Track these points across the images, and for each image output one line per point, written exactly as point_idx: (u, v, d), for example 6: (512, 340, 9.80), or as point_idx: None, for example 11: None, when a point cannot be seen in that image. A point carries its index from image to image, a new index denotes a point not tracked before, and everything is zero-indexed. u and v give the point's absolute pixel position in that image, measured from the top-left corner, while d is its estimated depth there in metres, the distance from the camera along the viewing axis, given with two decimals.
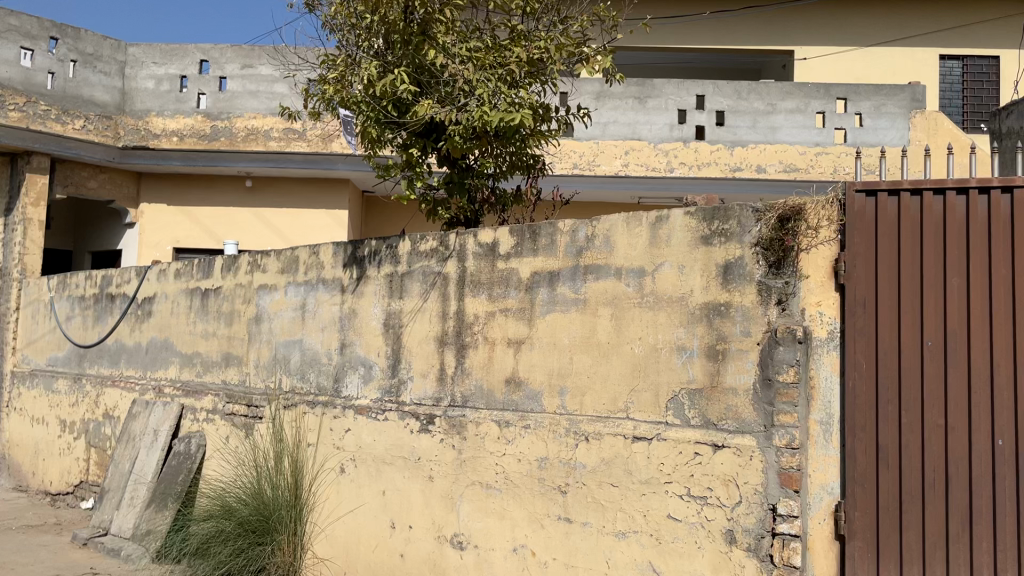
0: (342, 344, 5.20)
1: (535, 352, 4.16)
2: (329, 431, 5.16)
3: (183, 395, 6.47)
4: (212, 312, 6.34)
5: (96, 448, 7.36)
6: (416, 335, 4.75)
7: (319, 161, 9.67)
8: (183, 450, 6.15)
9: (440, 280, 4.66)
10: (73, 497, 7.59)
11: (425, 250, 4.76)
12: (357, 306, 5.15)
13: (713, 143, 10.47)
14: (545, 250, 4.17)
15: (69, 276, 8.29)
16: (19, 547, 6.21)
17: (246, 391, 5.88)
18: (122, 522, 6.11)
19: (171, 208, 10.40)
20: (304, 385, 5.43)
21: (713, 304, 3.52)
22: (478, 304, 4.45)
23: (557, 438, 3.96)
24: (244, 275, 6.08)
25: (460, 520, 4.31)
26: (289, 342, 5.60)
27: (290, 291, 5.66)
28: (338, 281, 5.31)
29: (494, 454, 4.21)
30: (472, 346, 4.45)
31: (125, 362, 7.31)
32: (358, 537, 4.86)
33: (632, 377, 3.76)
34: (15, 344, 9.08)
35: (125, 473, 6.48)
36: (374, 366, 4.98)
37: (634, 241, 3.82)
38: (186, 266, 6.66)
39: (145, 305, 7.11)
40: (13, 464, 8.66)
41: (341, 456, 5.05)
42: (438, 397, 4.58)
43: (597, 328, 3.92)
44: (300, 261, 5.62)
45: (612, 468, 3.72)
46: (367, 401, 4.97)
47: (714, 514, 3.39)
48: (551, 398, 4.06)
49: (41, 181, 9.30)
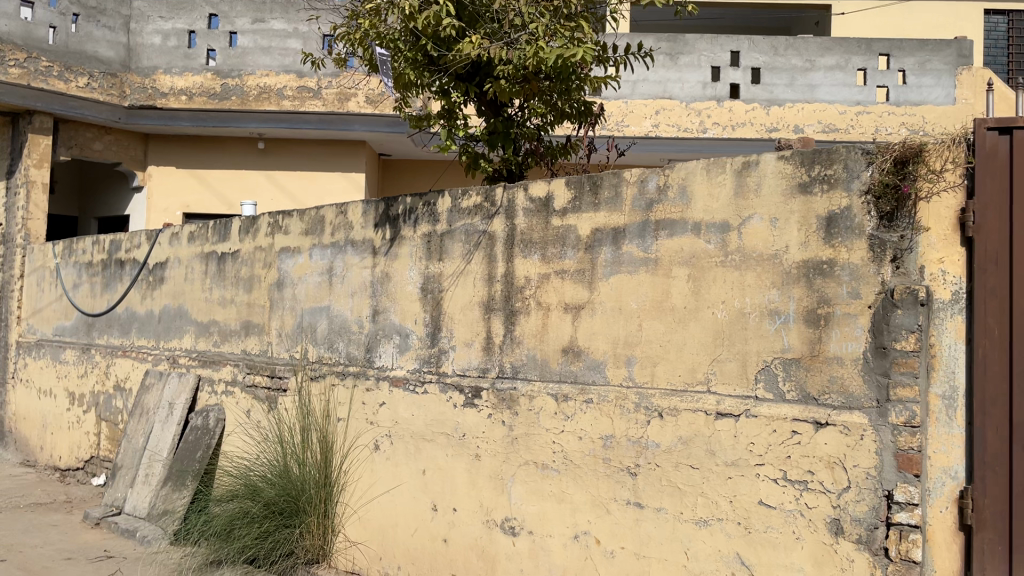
0: (375, 311, 4.78)
1: (596, 318, 3.71)
2: (361, 405, 4.75)
3: (199, 365, 6.05)
4: (230, 278, 5.91)
5: (107, 422, 6.98)
6: (458, 301, 4.32)
7: (335, 122, 9.32)
8: (200, 424, 5.72)
9: (485, 240, 4.21)
10: (83, 474, 7.23)
11: (468, 206, 4.31)
12: (390, 270, 4.71)
13: (749, 102, 9.95)
14: (610, 204, 3.70)
15: (76, 241, 7.86)
16: (28, 527, 5.83)
17: (268, 361, 5.46)
18: (137, 501, 5.75)
19: (181, 171, 9.94)
20: (332, 354, 5.02)
21: (813, 262, 3.08)
22: (530, 266, 4.00)
23: (625, 414, 3.52)
24: (264, 238, 5.64)
25: (512, 503, 3.89)
26: (315, 309, 5.17)
27: (315, 254, 5.23)
28: (369, 242, 4.87)
29: (550, 430, 3.78)
30: (523, 311, 4.02)
31: (136, 332, 6.90)
32: (395, 520, 4.45)
33: (713, 346, 3.32)
34: (20, 314, 8.68)
35: (139, 449, 6.10)
36: (411, 334, 4.56)
37: (715, 192, 3.37)
38: (201, 229, 6.23)
39: (157, 271, 6.68)
40: (20, 438, 8.30)
41: (375, 432, 4.65)
42: (484, 369, 4.15)
43: (671, 291, 3.47)
44: (326, 222, 5.18)
45: (691, 448, 3.30)
46: (402, 372, 4.56)
47: (816, 502, 2.97)
48: (616, 369, 3.62)
49: (43, 142, 8.82)
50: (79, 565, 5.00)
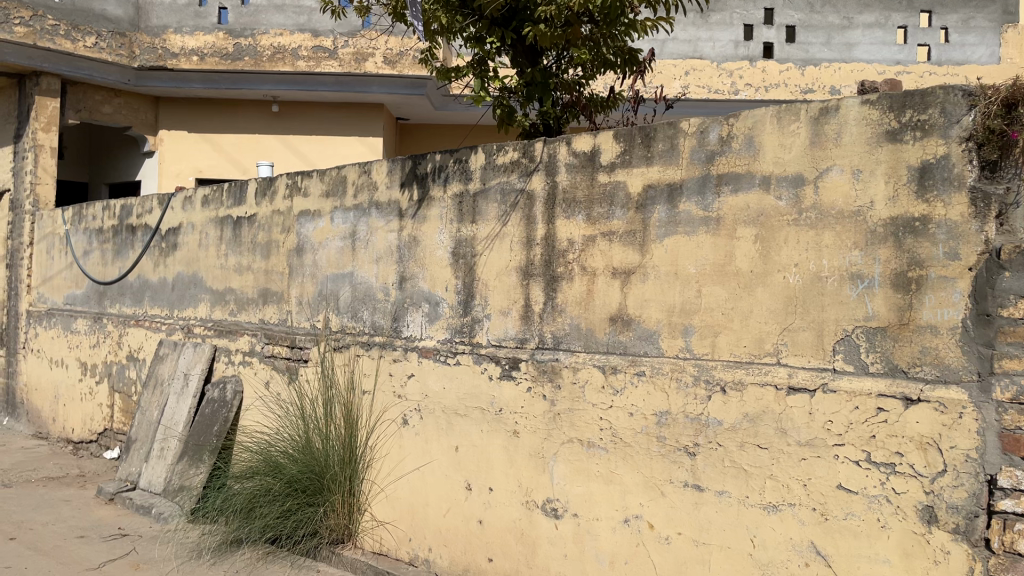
0: (402, 277, 4.47)
1: (648, 284, 3.38)
2: (388, 377, 4.45)
3: (216, 335, 5.77)
4: (246, 243, 5.61)
5: (120, 394, 6.73)
6: (493, 266, 3.99)
7: (352, 84, 8.99)
8: (217, 396, 5.45)
9: (523, 199, 3.87)
10: (97, 447, 7.00)
11: (505, 163, 3.96)
12: (419, 233, 4.39)
13: (783, 62, 9.51)
14: (665, 157, 3.36)
15: (86, 206, 7.56)
16: (39, 503, 5.60)
17: (288, 330, 5.17)
18: (152, 476, 5.53)
19: (193, 135, 9.60)
20: (356, 324, 4.72)
21: (902, 219, 2.74)
22: (573, 228, 3.66)
23: (682, 388, 3.21)
24: (282, 201, 5.33)
25: (554, 484, 3.59)
26: (337, 275, 4.87)
27: (336, 218, 4.91)
28: (396, 203, 4.54)
29: (597, 406, 3.46)
30: (566, 277, 3.68)
31: (149, 301, 6.63)
32: (425, 499, 4.17)
33: (784, 314, 2.99)
34: (30, 282, 8.42)
35: (153, 422, 5.85)
36: (442, 302, 4.24)
37: (787, 142, 3.03)
38: (216, 192, 5.92)
39: (169, 237, 6.39)
40: (32, 410, 8.08)
41: (403, 406, 4.36)
42: (522, 339, 3.83)
43: (735, 253, 3.13)
44: (349, 183, 4.85)
45: (760, 426, 3.00)
46: (432, 342, 4.26)
47: (905, 486, 2.66)
48: (672, 339, 3.29)
49: (51, 105, 8.49)
50: (91, 543, 4.76)
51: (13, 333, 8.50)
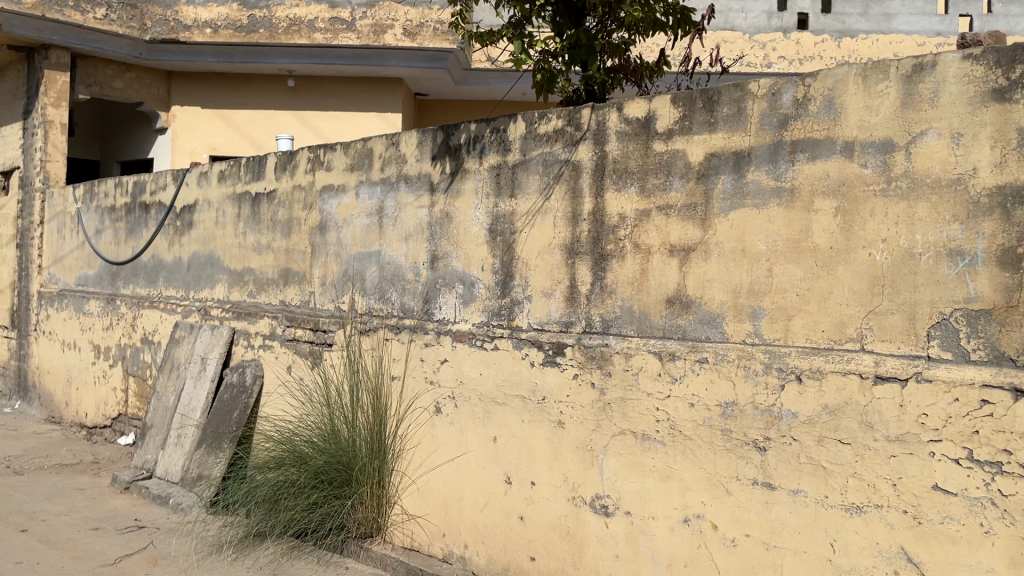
0: (433, 256, 4.18)
1: (711, 263, 3.09)
2: (419, 362, 4.18)
3: (234, 317, 5.50)
4: (266, 221, 5.33)
5: (135, 378, 6.50)
6: (535, 244, 3.69)
7: (371, 57, 8.67)
8: (235, 381, 5.19)
9: (568, 171, 3.57)
10: (111, 432, 6.78)
11: (548, 132, 3.66)
12: (452, 209, 4.10)
13: (818, 33, 9.13)
14: (731, 123, 3.06)
15: (97, 184, 7.30)
16: (52, 492, 5.38)
17: (311, 312, 4.91)
18: (169, 464, 5.30)
19: (206, 111, 9.31)
20: (384, 306, 4.44)
21: (1012, 188, 2.43)
22: (625, 201, 3.35)
23: (751, 377, 2.92)
24: (304, 176, 5.05)
25: (604, 479, 3.32)
26: (363, 254, 4.59)
27: (362, 193, 4.63)
28: (427, 177, 4.25)
29: (653, 396, 3.17)
30: (617, 255, 3.37)
31: (163, 281, 6.37)
32: (460, 492, 3.91)
33: (870, 294, 2.70)
34: (41, 263, 8.19)
35: (170, 408, 5.61)
36: (477, 282, 3.96)
37: (874, 103, 2.72)
38: (233, 167, 5.64)
39: (185, 215, 6.12)
40: (44, 393, 7.87)
41: (435, 393, 4.09)
42: (567, 323, 3.54)
43: (812, 228, 2.84)
44: (375, 157, 4.56)
45: (841, 419, 2.71)
46: (467, 325, 3.98)
47: (1014, 489, 2.37)
48: (738, 323, 3.00)
49: (61, 79, 8.20)
50: (106, 536, 4.53)
51: (25, 315, 8.28)
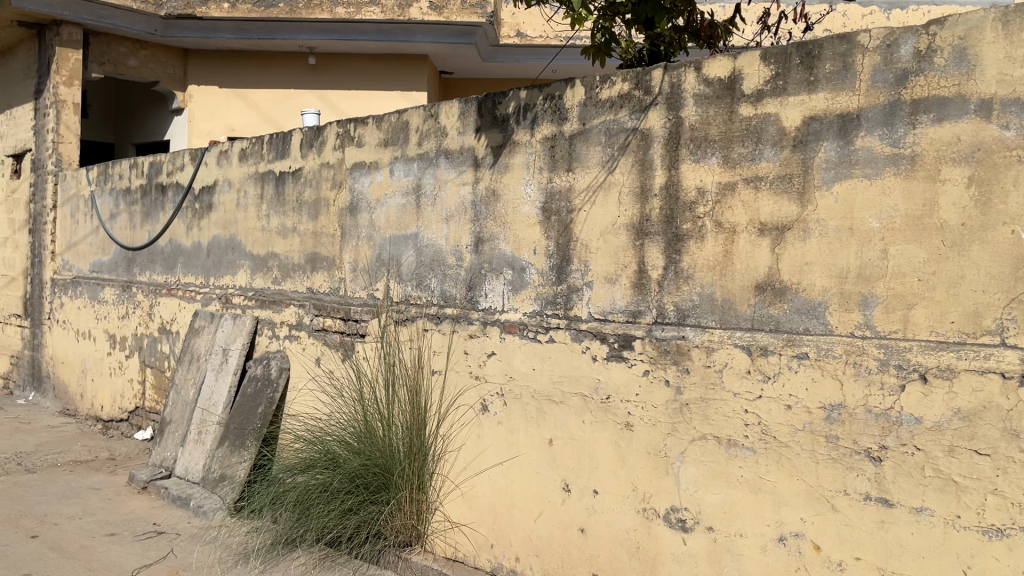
0: (478, 239, 3.79)
1: (811, 243, 2.68)
2: (463, 355, 3.80)
3: (257, 306, 5.13)
4: (291, 202, 4.95)
5: (152, 369, 6.16)
6: (596, 224, 3.29)
7: (395, 33, 8.27)
8: (260, 374, 4.83)
9: (635, 141, 3.16)
10: (128, 426, 6.45)
11: (612, 97, 3.24)
12: (500, 186, 3.69)
13: (866, 6, 8.64)
14: (834, 81, 2.65)
15: (112, 165, 6.95)
16: (66, 492, 5.05)
17: (341, 300, 4.53)
18: (190, 463, 4.96)
19: (224, 91, 8.93)
20: (423, 293, 4.06)
21: None
22: (705, 173, 2.94)
23: (863, 375, 2.52)
24: (332, 153, 4.67)
25: (682, 490, 2.92)
26: (399, 237, 4.21)
27: (397, 170, 4.24)
28: (471, 152, 3.84)
29: (742, 396, 2.78)
30: (694, 236, 2.97)
31: (182, 267, 6.02)
32: (511, 500, 3.53)
33: (1012, 280, 2.29)
34: (54, 249, 7.87)
35: (190, 403, 5.26)
36: (529, 267, 3.56)
37: (1017, 53, 2.30)
38: (256, 145, 5.27)
39: (204, 196, 5.76)
40: (58, 384, 7.56)
41: (482, 389, 3.71)
42: (635, 312, 3.13)
43: (938, 201, 2.43)
44: (412, 130, 4.16)
45: (978, 426, 2.31)
46: (517, 315, 3.59)
47: None
48: (844, 313, 2.60)
49: (73, 57, 7.84)
50: (123, 543, 4.19)
51: (38, 303, 7.97)
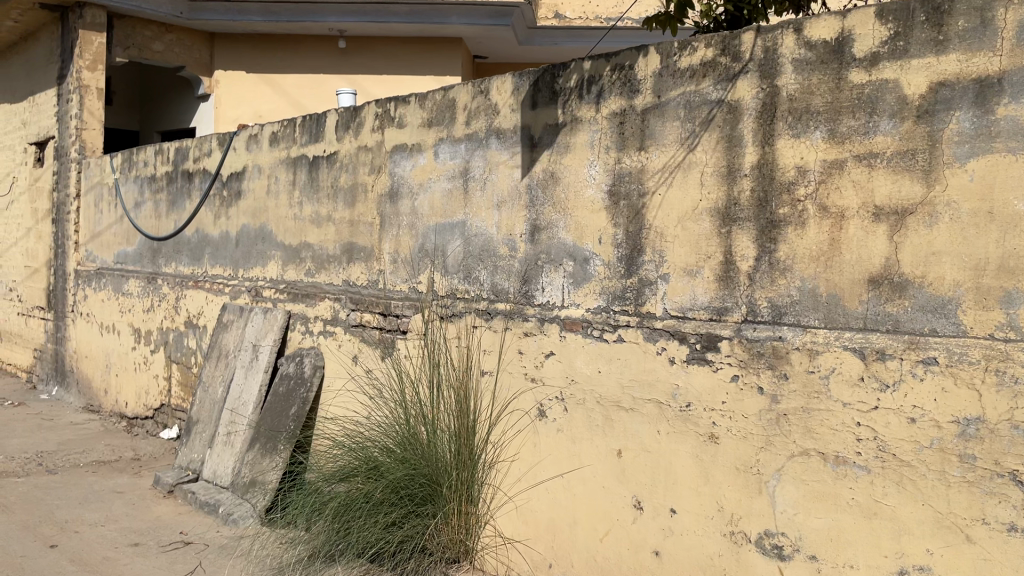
0: (534, 226, 3.43)
1: (939, 229, 2.30)
2: (517, 355, 3.44)
3: (289, 299, 4.82)
4: (325, 189, 4.63)
5: (178, 365, 5.87)
6: (673, 210, 2.91)
7: (428, 14, 7.91)
8: (293, 372, 4.53)
9: (721, 114, 2.79)
10: (153, 424, 6.18)
11: (693, 66, 2.87)
12: (559, 167, 3.32)
13: None
14: (968, 39, 2.26)
15: (136, 151, 6.66)
16: (88, 496, 4.77)
17: (380, 294, 4.20)
18: (218, 466, 4.66)
19: (251, 76, 8.61)
20: (472, 286, 3.71)
21: None
22: (807, 150, 2.57)
23: (1007, 386, 2.14)
24: (371, 136, 4.33)
25: (779, 513, 2.56)
26: (445, 225, 3.86)
27: (442, 152, 3.89)
28: (526, 131, 3.47)
29: (853, 407, 2.41)
30: (793, 222, 2.59)
31: (209, 258, 5.72)
32: (573, 516, 3.17)
33: None
34: (78, 239, 7.62)
35: (218, 401, 4.96)
36: (593, 258, 3.18)
37: None
38: (288, 127, 4.94)
39: (232, 183, 5.45)
40: (82, 380, 7.31)
41: (539, 393, 3.34)
42: (720, 309, 2.76)
43: None
44: (459, 108, 3.81)
45: None
46: (578, 311, 3.22)
47: None
48: (981, 311, 2.22)
49: (97, 40, 7.56)
50: (147, 555, 3.89)
51: (61, 295, 7.73)
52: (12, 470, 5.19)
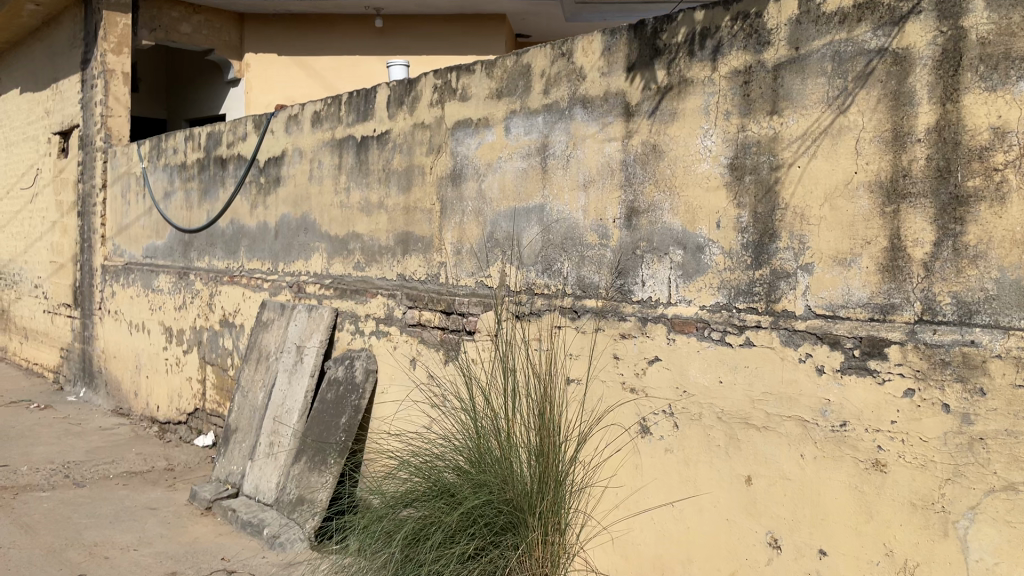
0: (631, 208, 2.91)
1: None
2: (612, 361, 2.93)
3: (336, 296, 4.35)
4: (376, 173, 4.15)
5: (213, 367, 5.44)
6: (818, 186, 2.39)
7: None
8: (342, 377, 4.07)
9: (883, 67, 2.26)
10: (186, 430, 5.76)
11: (843, 9, 2.35)
12: (663, 139, 2.81)
13: None
14: None
15: (165, 138, 6.23)
16: (119, 512, 4.35)
17: (442, 289, 3.72)
18: (261, 481, 4.21)
19: (283, 59, 8.14)
20: (553, 280, 3.20)
21: None
22: (1007, 106, 2.04)
23: None
24: (429, 111, 3.84)
25: (973, 562, 2.05)
26: (519, 209, 3.36)
27: (515, 126, 3.39)
28: (620, 97, 2.96)
29: None
30: (988, 197, 2.07)
31: (245, 251, 5.27)
32: (689, 553, 2.66)
33: None
34: (105, 232, 7.21)
35: (259, 409, 4.50)
36: (709, 246, 2.66)
37: None
38: (332, 105, 4.46)
39: (270, 169, 4.99)
40: (110, 381, 6.92)
41: (640, 405, 2.82)
42: (884, 307, 2.25)
43: None
44: (535, 76, 3.30)
45: None
46: (690, 309, 2.70)
47: None
48: None
49: (122, 21, 7.13)
50: None
51: (88, 293, 7.34)
52: (36, 484, 4.77)
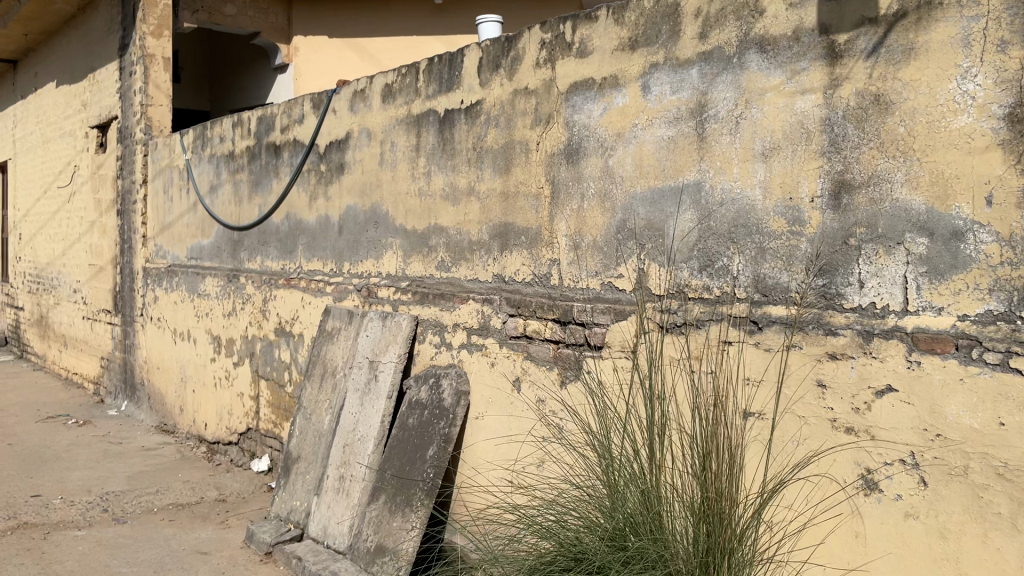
0: (840, 183, 2.15)
1: None
2: (816, 390, 2.17)
3: (416, 302, 3.65)
4: (464, 152, 3.44)
5: (268, 382, 4.78)
6: None
7: None
8: (427, 400, 3.37)
9: None
10: (238, 453, 5.12)
11: None
12: (892, 87, 2.04)
13: None
14: None
15: (211, 126, 5.60)
16: (166, 558, 3.70)
17: (555, 294, 3.00)
18: (331, 523, 3.51)
19: (335, 44, 7.48)
20: (715, 280, 2.45)
21: None
22: None
23: None
24: (534, 74, 3.12)
25: None
26: (663, 190, 2.62)
27: (656, 84, 2.65)
28: (819, 34, 2.20)
29: None
30: None
31: (303, 250, 4.60)
32: None
33: None
34: (146, 232, 6.60)
35: (325, 436, 3.81)
36: (973, 231, 1.90)
37: None
38: (407, 76, 3.76)
39: (332, 154, 4.31)
40: (153, 395, 6.32)
41: (865, 453, 2.06)
42: None
43: None
44: (687, 16, 2.55)
45: None
46: (946, 321, 1.94)
47: None
48: None
49: (162, 2, 6.52)
50: None
51: (129, 298, 6.76)
52: (72, 520, 4.14)
